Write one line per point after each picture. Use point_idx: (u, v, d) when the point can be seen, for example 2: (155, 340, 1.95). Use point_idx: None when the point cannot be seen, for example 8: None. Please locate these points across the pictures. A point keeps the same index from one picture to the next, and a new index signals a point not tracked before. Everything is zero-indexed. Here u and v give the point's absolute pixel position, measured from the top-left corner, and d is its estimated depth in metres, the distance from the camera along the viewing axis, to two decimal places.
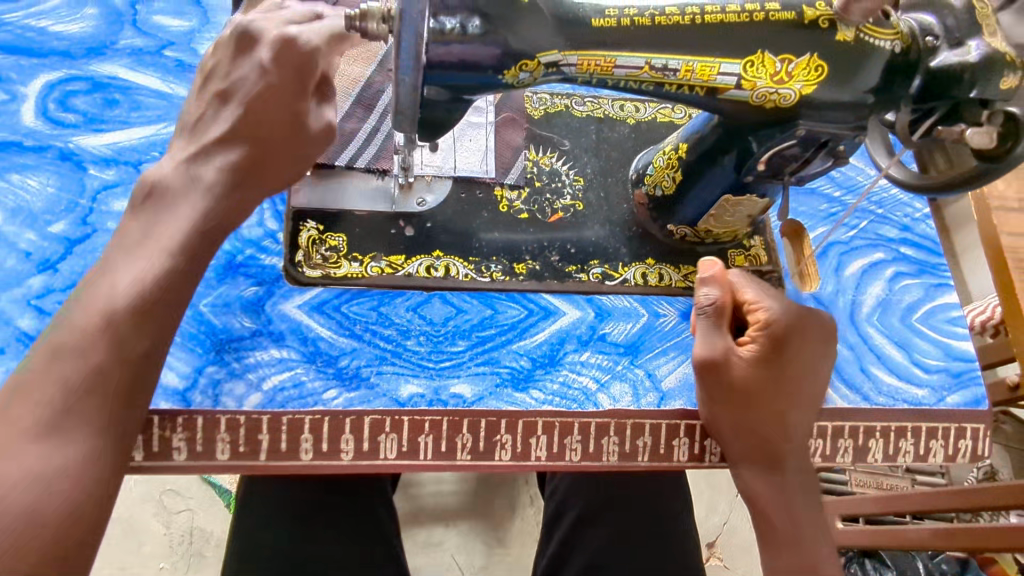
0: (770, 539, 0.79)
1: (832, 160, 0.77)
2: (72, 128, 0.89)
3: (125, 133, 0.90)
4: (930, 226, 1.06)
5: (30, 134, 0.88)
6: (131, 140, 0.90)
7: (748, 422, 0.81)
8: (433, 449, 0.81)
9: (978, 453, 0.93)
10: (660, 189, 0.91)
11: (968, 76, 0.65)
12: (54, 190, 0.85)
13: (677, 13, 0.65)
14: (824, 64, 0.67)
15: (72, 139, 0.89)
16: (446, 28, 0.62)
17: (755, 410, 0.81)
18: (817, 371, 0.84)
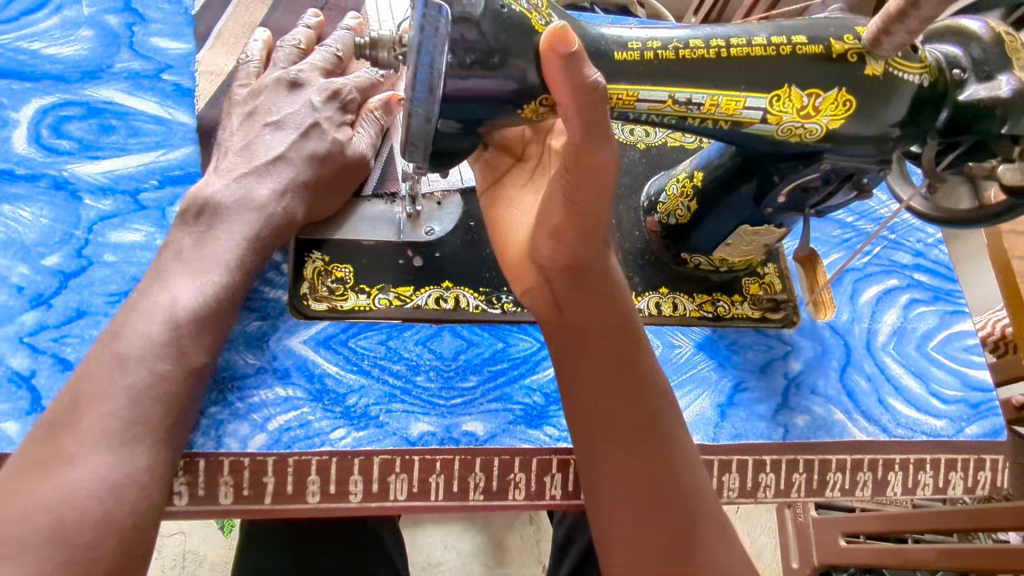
0: None
1: (856, 194, 0.74)
2: (67, 156, 0.86)
3: (122, 160, 0.87)
4: (943, 252, 1.05)
5: (22, 161, 0.84)
6: (129, 168, 0.87)
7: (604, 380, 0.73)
8: (445, 490, 0.78)
9: (998, 485, 0.91)
10: (674, 217, 0.89)
11: (999, 112, 0.64)
12: (48, 221, 0.82)
13: (701, 46, 0.63)
14: (852, 98, 0.65)
15: (67, 167, 0.85)
16: (466, 63, 0.59)
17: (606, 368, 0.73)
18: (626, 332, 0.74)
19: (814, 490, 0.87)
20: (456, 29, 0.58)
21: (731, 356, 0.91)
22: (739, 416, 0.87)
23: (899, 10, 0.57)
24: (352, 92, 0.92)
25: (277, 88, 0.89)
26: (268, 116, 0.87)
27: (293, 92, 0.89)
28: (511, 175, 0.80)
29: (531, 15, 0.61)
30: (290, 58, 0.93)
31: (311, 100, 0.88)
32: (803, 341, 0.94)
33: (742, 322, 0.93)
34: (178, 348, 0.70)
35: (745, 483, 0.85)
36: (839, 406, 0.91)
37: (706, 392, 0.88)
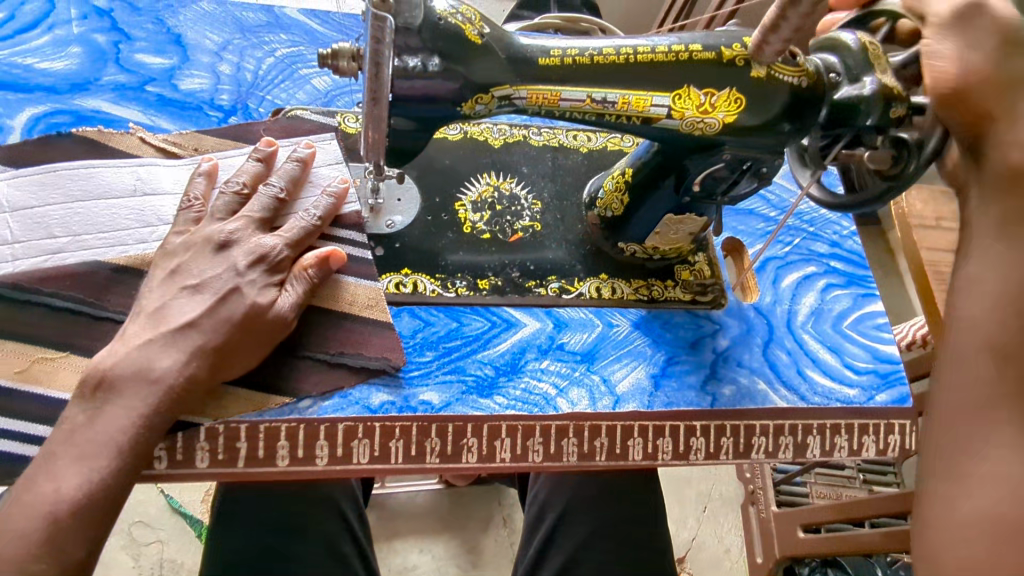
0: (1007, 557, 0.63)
1: (757, 182, 0.88)
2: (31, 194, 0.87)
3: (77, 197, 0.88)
4: (856, 242, 1.17)
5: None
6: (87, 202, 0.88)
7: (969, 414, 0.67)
8: (404, 454, 0.86)
9: (906, 447, 1.02)
10: (610, 210, 0.99)
11: (863, 107, 0.75)
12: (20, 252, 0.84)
13: (613, 53, 0.75)
14: (742, 97, 0.77)
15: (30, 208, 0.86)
16: (409, 66, 0.70)
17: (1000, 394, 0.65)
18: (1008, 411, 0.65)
19: (741, 453, 0.96)
20: (400, 38, 0.68)
21: (664, 333, 1.01)
22: (671, 386, 0.97)
23: (772, 20, 0.69)
24: (274, 205, 0.88)
25: (204, 247, 0.82)
26: (189, 277, 0.81)
27: (219, 254, 0.82)
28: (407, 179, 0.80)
29: (464, 26, 0.71)
30: (229, 207, 0.86)
31: (235, 264, 0.81)
32: (730, 320, 1.05)
33: (674, 304, 1.03)
34: (162, 339, 0.76)
35: (678, 446, 0.94)
36: (762, 376, 1.01)
37: (642, 365, 0.98)
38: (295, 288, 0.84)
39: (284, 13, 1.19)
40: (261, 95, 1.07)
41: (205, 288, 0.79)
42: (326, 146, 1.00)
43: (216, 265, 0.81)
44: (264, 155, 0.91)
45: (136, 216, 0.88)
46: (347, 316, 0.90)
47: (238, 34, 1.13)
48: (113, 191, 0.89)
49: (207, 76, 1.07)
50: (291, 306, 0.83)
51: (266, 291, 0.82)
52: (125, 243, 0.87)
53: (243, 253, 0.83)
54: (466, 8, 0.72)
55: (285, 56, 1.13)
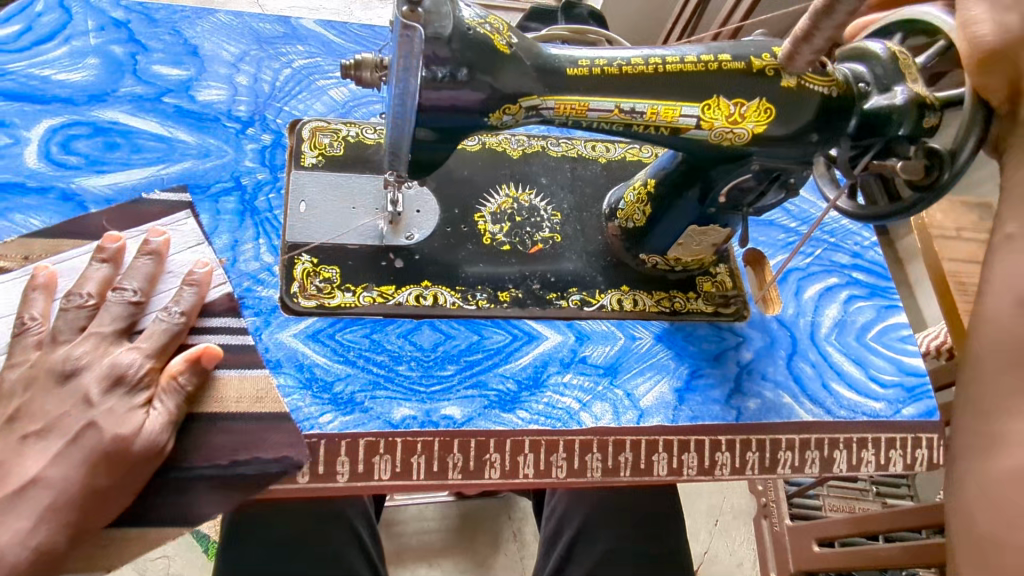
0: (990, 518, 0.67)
1: (785, 193, 0.87)
2: None
3: None
4: (878, 253, 1.16)
5: None
6: None
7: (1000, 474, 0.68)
8: (425, 470, 0.85)
9: (934, 461, 1.00)
10: (631, 222, 0.98)
11: (896, 116, 0.75)
12: None
13: (642, 63, 0.74)
14: (772, 106, 0.76)
15: None
16: (438, 77, 0.68)
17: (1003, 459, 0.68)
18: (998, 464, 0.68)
19: (767, 468, 0.95)
20: (429, 48, 0.67)
21: (687, 346, 1.00)
22: (695, 400, 0.95)
23: (805, 30, 0.68)
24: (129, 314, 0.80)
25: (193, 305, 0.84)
26: (31, 422, 0.74)
27: (65, 386, 0.75)
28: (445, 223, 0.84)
29: (493, 36, 0.70)
30: (80, 320, 0.79)
31: (86, 394, 0.74)
32: (754, 333, 1.03)
33: (696, 316, 1.02)
34: None
35: (703, 461, 0.92)
36: (787, 390, 0.99)
37: (665, 378, 0.96)
38: (165, 403, 0.77)
39: (300, 24, 1.18)
40: (278, 106, 1.06)
41: (50, 433, 0.73)
42: (181, 227, 0.92)
43: (64, 400, 0.74)
44: (110, 255, 0.83)
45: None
46: (227, 415, 0.82)
47: (255, 45, 1.12)
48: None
49: (224, 88, 1.06)
50: (162, 427, 0.76)
51: (130, 416, 0.75)
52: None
53: (94, 379, 0.75)
54: (493, 19, 0.71)
55: (301, 67, 1.12)
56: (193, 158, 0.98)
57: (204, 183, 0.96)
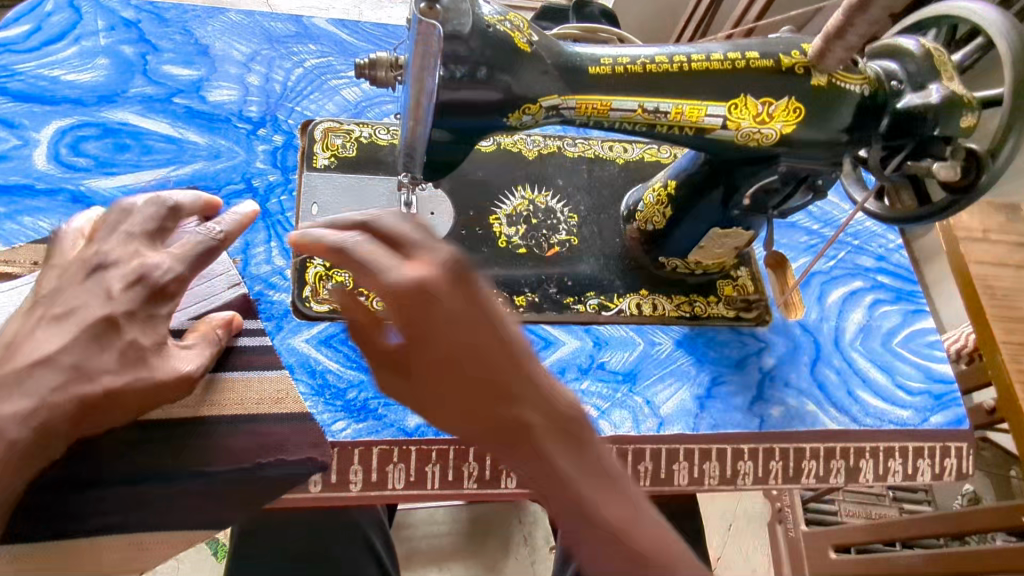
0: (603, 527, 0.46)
1: (812, 195, 0.84)
2: None
3: None
4: (904, 256, 1.13)
5: None
6: None
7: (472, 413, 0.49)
8: (440, 479, 0.83)
9: (964, 471, 0.96)
10: (651, 224, 0.96)
11: (930, 117, 0.72)
12: None
13: (665, 61, 0.72)
14: (801, 106, 0.73)
15: None
16: (456, 76, 0.66)
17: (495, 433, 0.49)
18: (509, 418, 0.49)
19: (791, 477, 0.92)
20: (447, 46, 0.64)
21: (708, 352, 0.97)
22: (716, 407, 0.93)
23: (838, 26, 0.65)
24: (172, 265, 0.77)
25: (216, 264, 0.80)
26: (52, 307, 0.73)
27: (93, 276, 0.75)
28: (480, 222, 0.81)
29: (513, 34, 0.68)
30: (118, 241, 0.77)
31: (107, 288, 0.73)
32: (776, 338, 1.01)
33: (717, 321, 1.00)
34: None
35: (725, 471, 0.90)
36: (811, 398, 0.96)
37: (686, 385, 0.94)
38: (200, 346, 0.80)
39: (313, 23, 1.16)
40: (290, 106, 1.05)
41: (69, 317, 0.72)
42: None
43: (86, 291, 0.73)
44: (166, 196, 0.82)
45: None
46: (252, 417, 0.80)
47: (267, 45, 1.10)
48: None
49: (235, 88, 1.04)
50: (192, 364, 0.78)
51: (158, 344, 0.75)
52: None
53: (118, 277, 0.74)
54: (513, 16, 0.69)
55: (313, 67, 1.10)
56: (204, 160, 0.96)
57: (214, 185, 0.95)
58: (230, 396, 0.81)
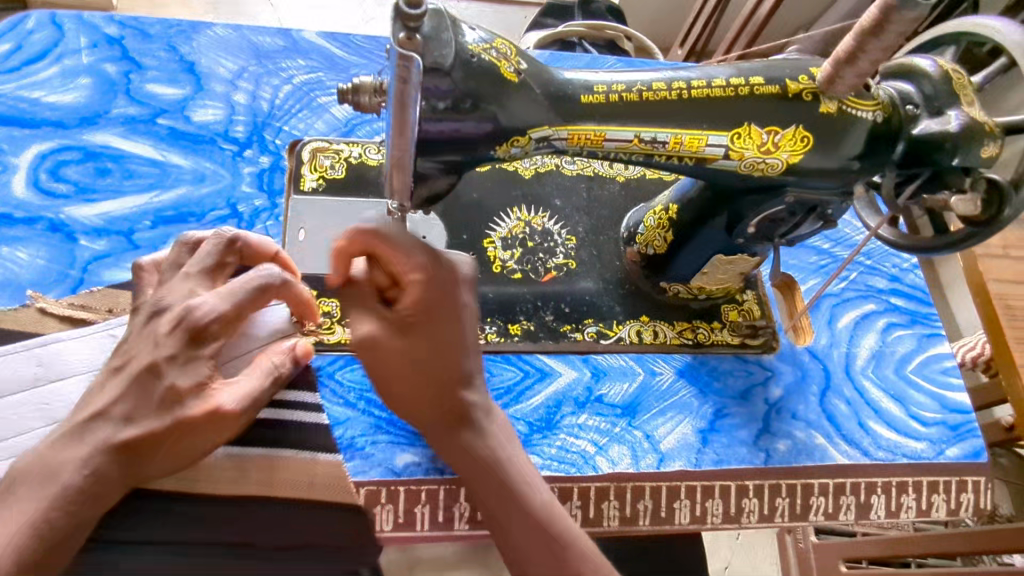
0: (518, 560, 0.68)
1: (822, 223, 0.79)
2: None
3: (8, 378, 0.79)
4: (918, 276, 1.08)
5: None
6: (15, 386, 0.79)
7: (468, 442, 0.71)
8: (430, 520, 0.79)
9: (981, 507, 0.92)
10: (651, 248, 0.91)
11: (948, 145, 0.67)
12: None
13: (664, 88, 0.67)
14: (810, 134, 0.69)
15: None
16: (438, 108, 0.62)
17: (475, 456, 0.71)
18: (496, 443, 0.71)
19: (798, 515, 0.88)
20: (428, 79, 0.60)
21: (711, 382, 0.93)
22: (720, 442, 0.89)
23: (850, 52, 0.60)
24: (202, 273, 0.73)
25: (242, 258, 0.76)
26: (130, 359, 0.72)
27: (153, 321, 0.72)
28: None
29: (499, 63, 0.63)
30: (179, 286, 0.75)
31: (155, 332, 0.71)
32: (783, 366, 0.97)
33: (721, 348, 0.95)
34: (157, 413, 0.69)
35: (728, 508, 0.86)
36: (820, 430, 0.92)
37: (687, 418, 0.90)
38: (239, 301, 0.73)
39: (302, 35, 1.12)
40: (278, 125, 1.01)
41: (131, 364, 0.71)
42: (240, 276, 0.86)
43: (144, 338, 0.71)
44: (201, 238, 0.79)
45: (39, 413, 0.78)
46: (232, 459, 0.77)
47: (254, 60, 1.06)
48: (59, 359, 0.80)
49: (221, 107, 1.01)
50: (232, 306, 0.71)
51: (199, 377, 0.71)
52: (27, 448, 0.76)
53: (165, 319, 0.71)
54: (500, 42, 0.65)
55: (302, 83, 1.06)
56: (188, 184, 0.94)
57: (198, 211, 0.92)
58: None
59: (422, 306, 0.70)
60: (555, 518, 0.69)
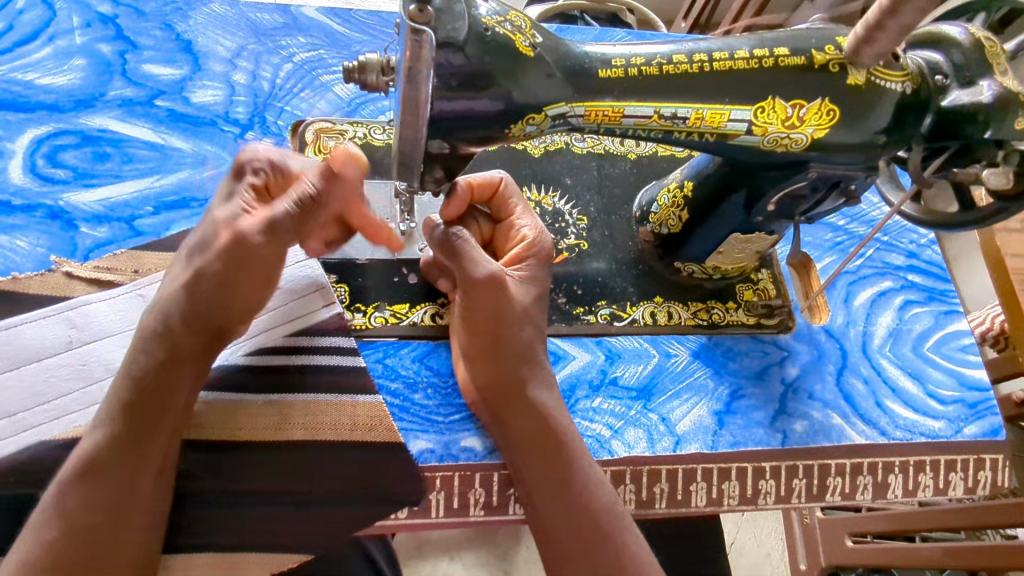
0: (557, 538, 0.74)
1: (844, 199, 0.77)
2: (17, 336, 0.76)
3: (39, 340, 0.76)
4: (936, 252, 1.06)
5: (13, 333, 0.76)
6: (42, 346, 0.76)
7: (516, 422, 0.77)
8: (445, 507, 0.78)
9: (998, 484, 0.91)
10: (665, 227, 0.89)
11: (982, 116, 0.65)
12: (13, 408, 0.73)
13: (685, 61, 0.65)
14: (835, 108, 0.66)
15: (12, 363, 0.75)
16: (452, 86, 0.59)
17: (521, 433, 0.77)
18: (540, 421, 0.77)
19: (815, 495, 0.87)
20: (440, 55, 0.58)
21: (727, 363, 0.92)
22: (736, 423, 0.88)
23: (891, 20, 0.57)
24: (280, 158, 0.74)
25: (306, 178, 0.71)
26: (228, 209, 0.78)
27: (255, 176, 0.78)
28: (496, 237, 0.86)
29: (514, 37, 0.61)
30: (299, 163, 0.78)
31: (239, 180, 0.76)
32: (799, 346, 0.95)
33: (737, 329, 0.94)
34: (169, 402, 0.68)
35: (745, 490, 0.85)
36: (837, 410, 0.91)
37: (703, 400, 0.89)
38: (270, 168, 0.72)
39: (301, 11, 1.08)
40: (279, 106, 0.98)
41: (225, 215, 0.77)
42: None
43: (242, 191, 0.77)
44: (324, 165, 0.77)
45: (79, 372, 0.76)
46: (244, 448, 0.76)
47: (253, 38, 1.03)
48: (93, 321, 0.78)
49: (221, 87, 0.98)
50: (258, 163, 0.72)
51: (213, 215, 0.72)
52: (70, 410, 0.74)
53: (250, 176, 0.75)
54: (514, 15, 0.62)
55: (303, 61, 1.03)
56: (189, 168, 0.91)
57: (201, 195, 0.90)
58: (222, 428, 0.77)
59: (478, 297, 0.77)
60: (596, 494, 0.75)
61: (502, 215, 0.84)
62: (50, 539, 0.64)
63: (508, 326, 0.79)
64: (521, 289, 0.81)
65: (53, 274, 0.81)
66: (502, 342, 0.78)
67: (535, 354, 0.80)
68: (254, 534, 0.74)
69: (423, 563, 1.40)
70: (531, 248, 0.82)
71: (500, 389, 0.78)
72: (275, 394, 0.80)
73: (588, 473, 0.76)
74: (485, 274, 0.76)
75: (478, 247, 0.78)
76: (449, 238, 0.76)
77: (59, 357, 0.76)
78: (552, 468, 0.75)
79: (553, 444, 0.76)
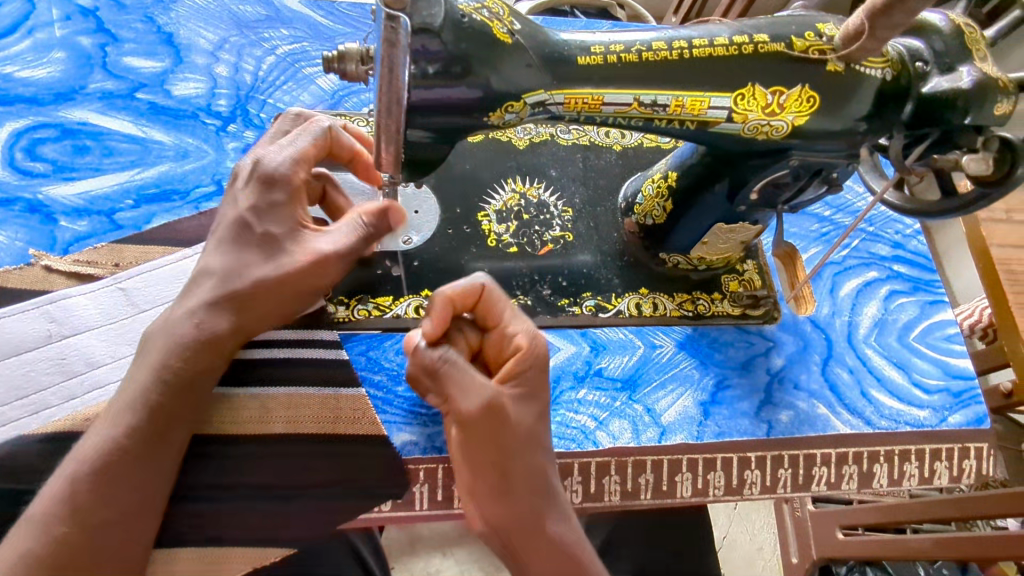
0: None
1: (827, 187, 0.77)
2: None
3: (17, 334, 0.76)
4: (921, 242, 1.06)
5: None
6: (20, 340, 0.76)
7: (512, 510, 0.65)
8: (429, 499, 0.78)
9: (983, 473, 0.91)
10: (650, 218, 0.89)
11: (961, 103, 0.64)
12: None
13: (664, 49, 0.64)
14: (815, 95, 0.66)
15: None
16: (428, 72, 0.59)
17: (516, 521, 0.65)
18: (535, 505, 0.66)
19: (800, 485, 0.87)
20: (416, 42, 0.57)
21: (712, 354, 0.92)
22: (722, 414, 0.88)
23: (882, 4, 0.57)
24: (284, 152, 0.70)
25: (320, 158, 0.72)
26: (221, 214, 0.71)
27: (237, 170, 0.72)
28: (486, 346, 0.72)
29: (491, 23, 0.60)
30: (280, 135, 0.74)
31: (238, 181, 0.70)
32: (785, 336, 0.95)
33: (722, 320, 0.93)
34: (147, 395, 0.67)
35: (731, 480, 0.85)
36: (822, 400, 0.91)
37: (688, 391, 0.89)
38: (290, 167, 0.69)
39: (284, 4, 1.08)
40: (262, 98, 0.98)
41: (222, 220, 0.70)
42: None
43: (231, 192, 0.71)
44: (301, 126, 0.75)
45: (58, 367, 0.75)
46: (225, 442, 0.76)
47: (235, 31, 1.02)
48: (72, 315, 0.78)
49: (203, 80, 0.97)
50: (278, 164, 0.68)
51: (240, 230, 0.68)
52: (48, 404, 0.73)
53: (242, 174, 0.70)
54: (491, 2, 0.62)
55: (286, 54, 1.02)
56: (170, 160, 0.90)
57: (183, 188, 0.89)
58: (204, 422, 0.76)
59: (478, 407, 0.63)
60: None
61: (491, 322, 0.71)
62: (60, 535, 0.61)
63: (510, 435, 0.64)
64: (522, 406, 0.67)
65: (32, 268, 0.80)
66: (505, 443, 0.64)
67: (535, 440, 0.67)
68: (237, 528, 0.73)
69: (415, 560, 1.40)
70: (528, 361, 0.68)
71: (496, 482, 0.65)
72: (258, 387, 0.79)
73: (580, 566, 0.67)
74: (480, 405, 0.63)
75: (470, 366, 0.65)
76: (433, 363, 0.63)
77: (37, 351, 0.75)
78: (549, 560, 0.65)
79: (546, 536, 0.66)
